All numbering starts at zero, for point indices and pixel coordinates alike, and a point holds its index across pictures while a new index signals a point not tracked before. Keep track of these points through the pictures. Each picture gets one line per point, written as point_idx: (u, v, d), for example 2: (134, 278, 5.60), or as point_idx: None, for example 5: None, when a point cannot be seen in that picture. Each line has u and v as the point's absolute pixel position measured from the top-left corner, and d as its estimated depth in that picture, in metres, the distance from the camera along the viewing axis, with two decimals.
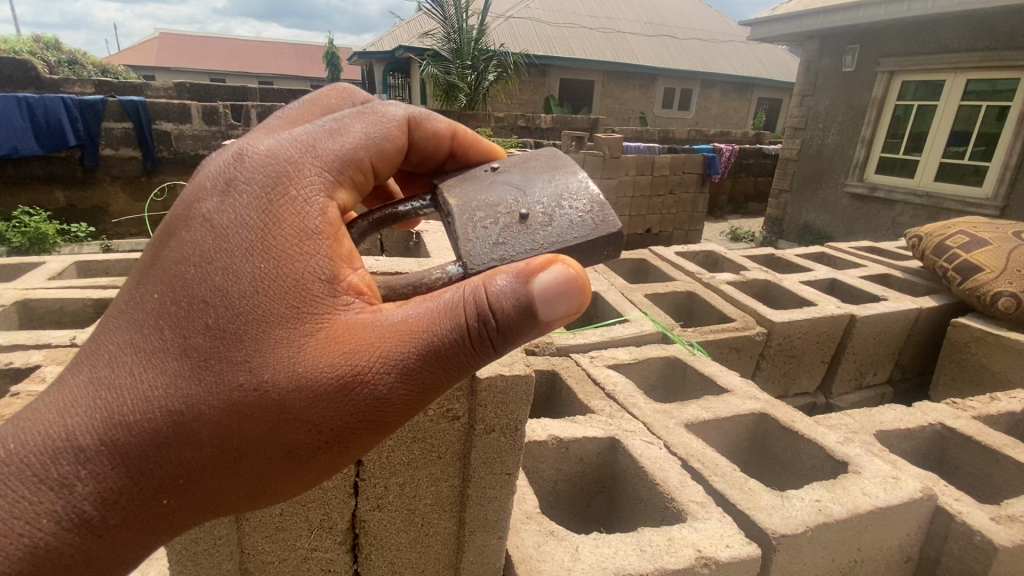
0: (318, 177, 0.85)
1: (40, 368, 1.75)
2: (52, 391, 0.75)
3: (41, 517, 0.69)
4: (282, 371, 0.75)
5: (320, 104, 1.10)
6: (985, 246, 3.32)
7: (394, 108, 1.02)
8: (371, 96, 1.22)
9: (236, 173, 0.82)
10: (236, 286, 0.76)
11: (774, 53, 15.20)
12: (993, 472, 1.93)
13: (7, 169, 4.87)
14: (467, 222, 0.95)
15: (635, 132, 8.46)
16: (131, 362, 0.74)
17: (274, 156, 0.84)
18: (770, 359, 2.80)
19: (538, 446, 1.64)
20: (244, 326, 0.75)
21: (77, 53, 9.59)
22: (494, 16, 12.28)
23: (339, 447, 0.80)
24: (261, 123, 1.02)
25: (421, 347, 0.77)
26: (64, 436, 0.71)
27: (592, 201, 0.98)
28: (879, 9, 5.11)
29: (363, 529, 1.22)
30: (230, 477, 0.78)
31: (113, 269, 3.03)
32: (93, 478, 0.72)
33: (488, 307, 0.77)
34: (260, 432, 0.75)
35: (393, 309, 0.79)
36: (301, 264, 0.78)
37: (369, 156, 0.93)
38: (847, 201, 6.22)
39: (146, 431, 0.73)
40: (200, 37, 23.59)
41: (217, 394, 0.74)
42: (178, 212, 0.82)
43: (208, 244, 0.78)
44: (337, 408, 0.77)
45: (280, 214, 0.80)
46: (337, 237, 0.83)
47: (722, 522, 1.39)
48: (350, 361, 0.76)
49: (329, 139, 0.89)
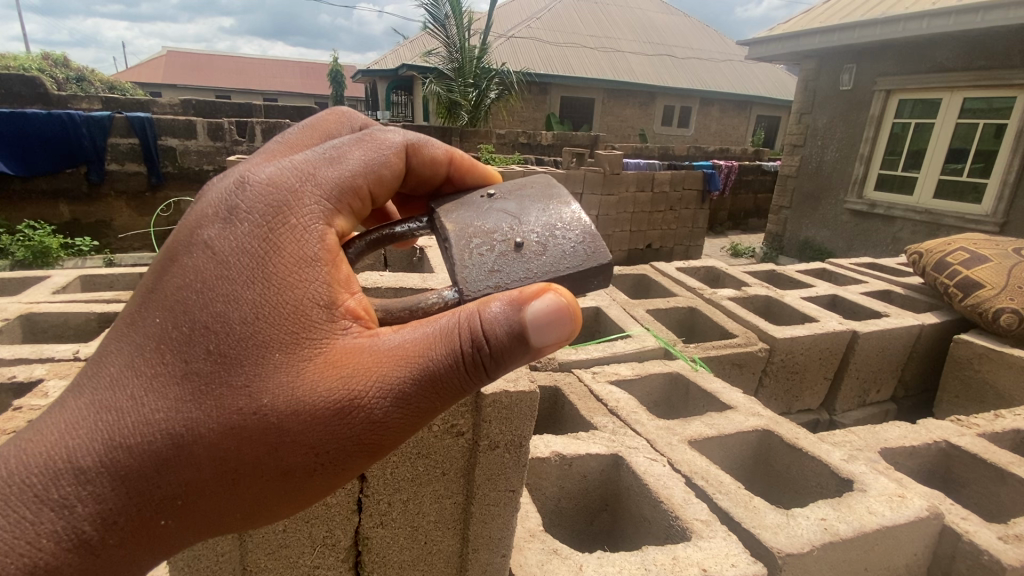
0: (317, 206, 0.86)
1: (43, 382, 1.75)
2: (53, 411, 0.75)
3: (42, 538, 0.69)
4: (281, 395, 0.75)
5: (319, 129, 1.12)
6: (984, 263, 3.33)
7: (392, 135, 1.03)
8: (370, 120, 1.24)
9: (237, 201, 0.83)
10: (237, 311, 0.76)
11: (772, 72, 15.39)
12: (1000, 490, 1.91)
13: (13, 184, 4.92)
14: (463, 249, 0.95)
15: (635, 149, 8.55)
16: (131, 386, 0.75)
17: (274, 184, 0.84)
18: (772, 376, 2.79)
19: (540, 462, 1.63)
20: (243, 351, 0.75)
21: (86, 71, 9.71)
22: (495, 36, 12.49)
23: (336, 469, 0.80)
24: (260, 148, 1.04)
25: (417, 372, 0.78)
26: (65, 457, 0.71)
27: (585, 231, 0.99)
28: (875, 29, 5.19)
29: (366, 546, 1.22)
30: (229, 499, 0.78)
31: (117, 284, 3.05)
32: (93, 498, 0.72)
33: (482, 334, 0.77)
34: (259, 454, 0.76)
35: (390, 334, 0.80)
36: (300, 290, 0.79)
37: (367, 183, 0.94)
38: (847, 217, 6.25)
39: (147, 454, 0.73)
40: (206, 56, 23.98)
41: (218, 418, 0.74)
42: (180, 237, 0.82)
43: (210, 270, 0.78)
44: (335, 432, 0.77)
45: (280, 241, 0.81)
46: (335, 263, 0.83)
47: (726, 541, 1.38)
48: (347, 386, 0.77)
49: (328, 167, 0.90)
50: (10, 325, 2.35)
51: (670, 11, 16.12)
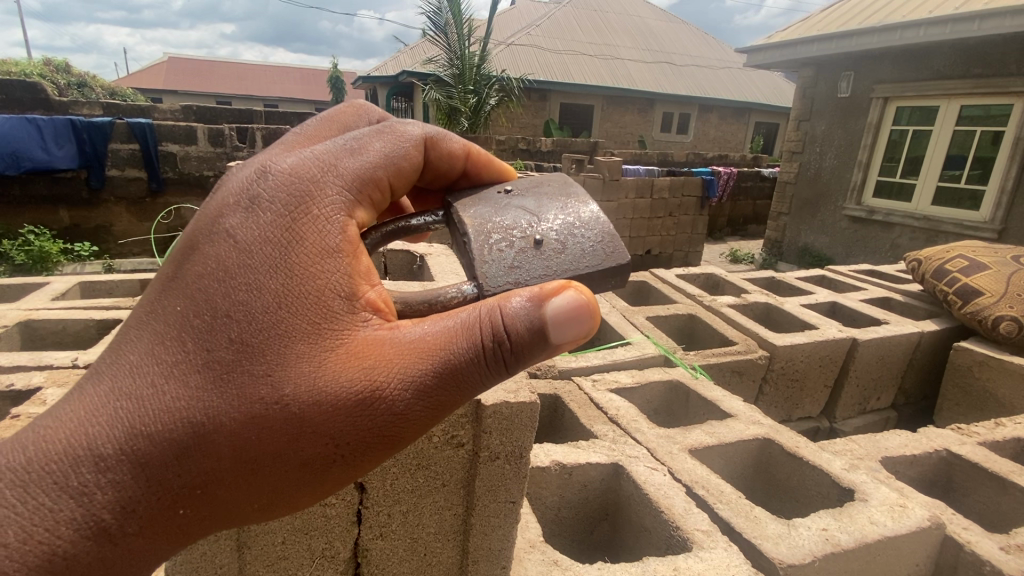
0: (339, 197, 0.86)
1: (41, 390, 1.73)
2: (72, 399, 0.75)
3: (61, 525, 0.69)
4: (303, 385, 0.75)
5: (337, 122, 1.12)
6: (984, 270, 3.33)
7: (411, 127, 1.03)
8: (387, 114, 1.24)
9: (259, 191, 0.83)
10: (258, 301, 0.76)
11: (771, 79, 15.49)
12: (1001, 500, 1.90)
13: (13, 190, 4.94)
14: (483, 244, 0.95)
15: (634, 156, 8.57)
16: (152, 374, 0.74)
17: (297, 174, 0.84)
18: (772, 383, 2.79)
19: (541, 471, 1.62)
20: (266, 340, 0.75)
21: (87, 76, 9.73)
22: (495, 44, 12.55)
23: (354, 460, 0.80)
24: (278, 139, 1.04)
25: (439, 364, 0.78)
26: (85, 444, 0.71)
27: (603, 231, 1.00)
28: (872, 37, 5.23)
29: (366, 558, 1.21)
30: (248, 489, 0.78)
31: (116, 290, 3.05)
32: (113, 486, 0.71)
33: (503, 328, 0.77)
34: (278, 444, 0.76)
35: (411, 326, 0.80)
36: (321, 281, 0.79)
37: (387, 175, 0.94)
38: (846, 224, 6.26)
39: (168, 442, 0.73)
40: (207, 62, 24.07)
41: (240, 407, 0.74)
42: (201, 226, 0.82)
43: (232, 260, 0.78)
44: (355, 423, 0.77)
45: (302, 232, 0.81)
46: (355, 254, 0.83)
47: (728, 551, 1.37)
48: (368, 377, 0.77)
49: (349, 157, 0.90)
50: (9, 332, 2.34)
51: (669, 18, 16.19)
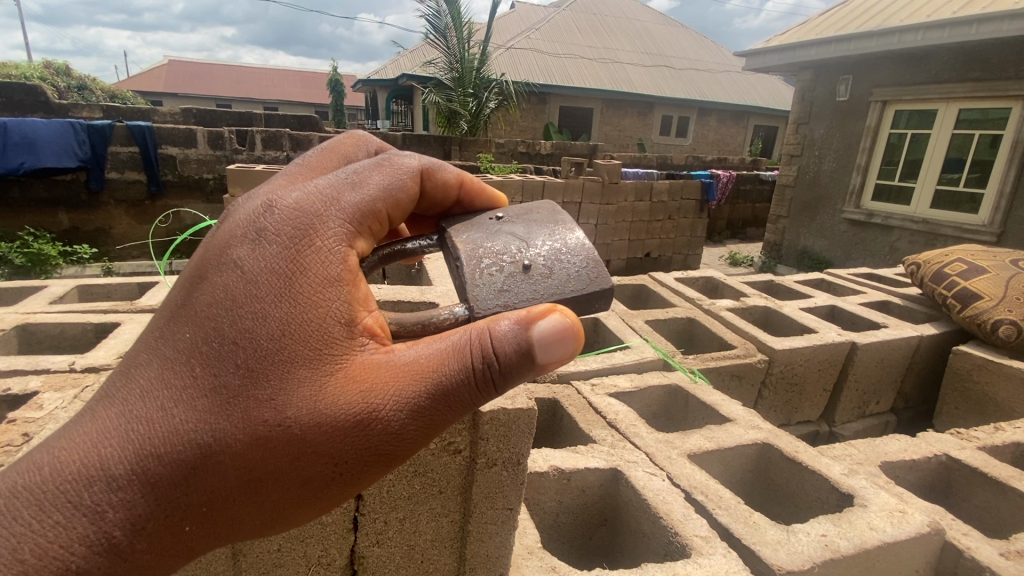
0: (340, 228, 0.85)
1: (35, 395, 1.70)
2: (83, 421, 0.75)
3: (73, 542, 0.68)
4: (304, 408, 0.75)
5: (337, 152, 1.12)
6: (982, 274, 3.32)
7: (408, 159, 1.02)
8: (386, 143, 1.24)
9: (265, 223, 0.82)
10: (263, 328, 0.76)
11: (770, 84, 15.57)
12: (1001, 505, 1.90)
13: (13, 192, 4.96)
14: (474, 268, 0.95)
15: (633, 159, 8.57)
16: (162, 398, 0.74)
17: (300, 208, 0.84)
18: (771, 387, 2.78)
19: (539, 476, 1.61)
20: (270, 365, 0.75)
21: (87, 79, 9.77)
22: (495, 47, 12.59)
23: (352, 478, 0.80)
24: (281, 170, 1.04)
25: (431, 386, 0.78)
26: (98, 465, 0.71)
27: (588, 256, 0.99)
28: (871, 41, 5.25)
29: (361, 565, 1.20)
30: (253, 507, 0.77)
31: (114, 294, 3.04)
32: (124, 505, 0.71)
33: (492, 352, 0.77)
34: (282, 464, 0.75)
35: (405, 349, 0.80)
36: (323, 308, 0.79)
37: (386, 206, 0.94)
38: (845, 227, 6.27)
39: (176, 463, 0.73)
40: (206, 64, 24.07)
41: (246, 429, 0.74)
42: (209, 253, 0.82)
43: (238, 289, 0.78)
44: (353, 443, 0.77)
45: (305, 262, 0.81)
46: (355, 282, 0.83)
47: (726, 557, 1.36)
48: (366, 400, 0.77)
49: (350, 191, 0.89)
50: (6, 336, 2.33)
51: (668, 23, 16.26)
